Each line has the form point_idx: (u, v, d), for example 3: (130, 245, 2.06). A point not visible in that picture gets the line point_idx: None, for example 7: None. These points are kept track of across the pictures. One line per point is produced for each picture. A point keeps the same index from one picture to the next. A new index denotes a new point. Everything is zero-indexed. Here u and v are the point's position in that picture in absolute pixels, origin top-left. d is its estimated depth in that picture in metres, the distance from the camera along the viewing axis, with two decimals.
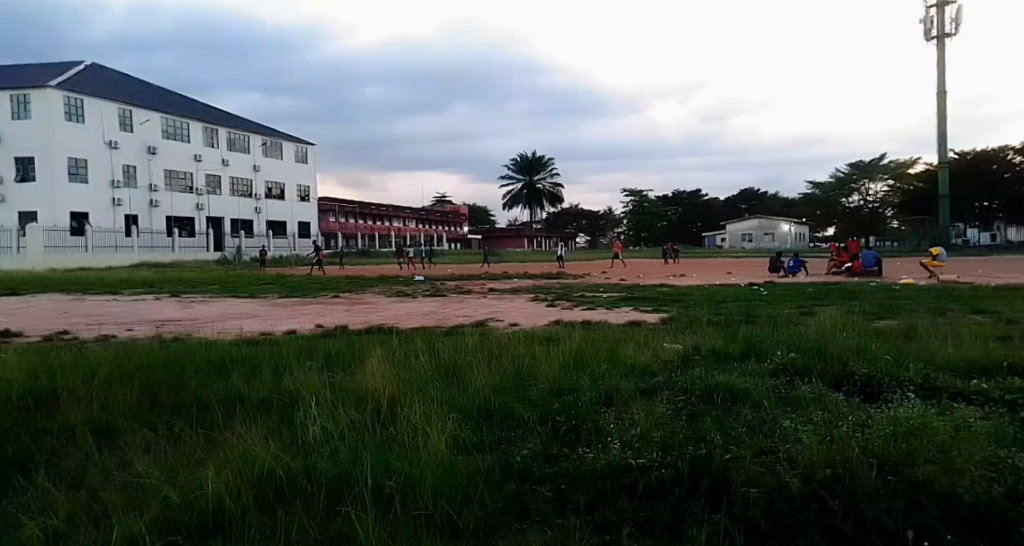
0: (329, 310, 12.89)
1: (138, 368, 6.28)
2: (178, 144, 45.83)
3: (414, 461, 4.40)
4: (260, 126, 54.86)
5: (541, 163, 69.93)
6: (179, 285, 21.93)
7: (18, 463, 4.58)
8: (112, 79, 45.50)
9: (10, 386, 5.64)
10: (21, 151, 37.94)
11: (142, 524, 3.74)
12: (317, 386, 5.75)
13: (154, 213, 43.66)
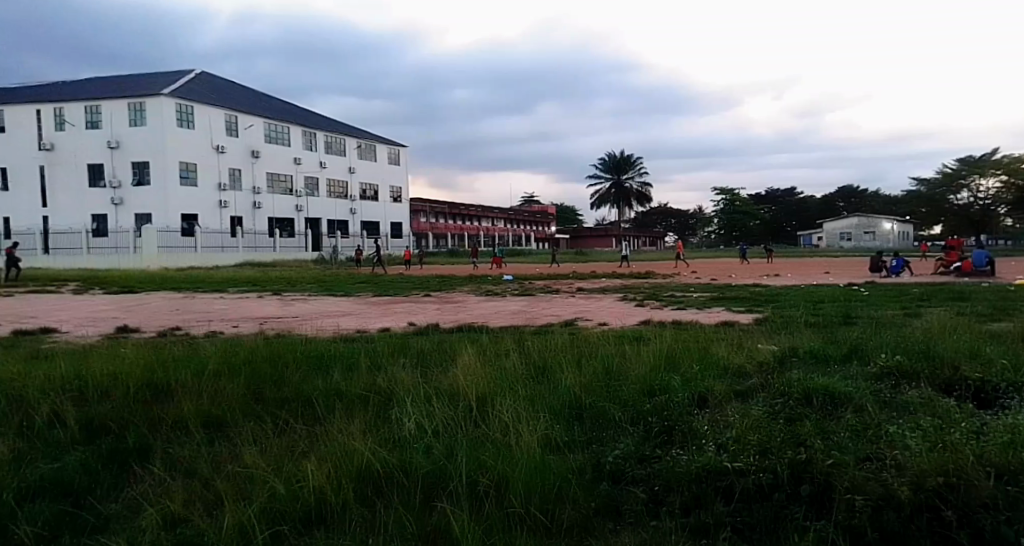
0: (421, 308, 13.16)
1: (243, 364, 6.65)
2: (278, 148, 47.91)
3: (507, 459, 4.49)
4: (354, 129, 56.60)
5: (630, 161, 69.16)
6: (278, 284, 22.81)
7: (139, 453, 4.94)
8: (221, 87, 48.05)
9: (132, 379, 6.09)
10: (138, 156, 40.55)
11: (252, 513, 3.97)
12: (411, 383, 5.95)
13: (256, 215, 45.88)
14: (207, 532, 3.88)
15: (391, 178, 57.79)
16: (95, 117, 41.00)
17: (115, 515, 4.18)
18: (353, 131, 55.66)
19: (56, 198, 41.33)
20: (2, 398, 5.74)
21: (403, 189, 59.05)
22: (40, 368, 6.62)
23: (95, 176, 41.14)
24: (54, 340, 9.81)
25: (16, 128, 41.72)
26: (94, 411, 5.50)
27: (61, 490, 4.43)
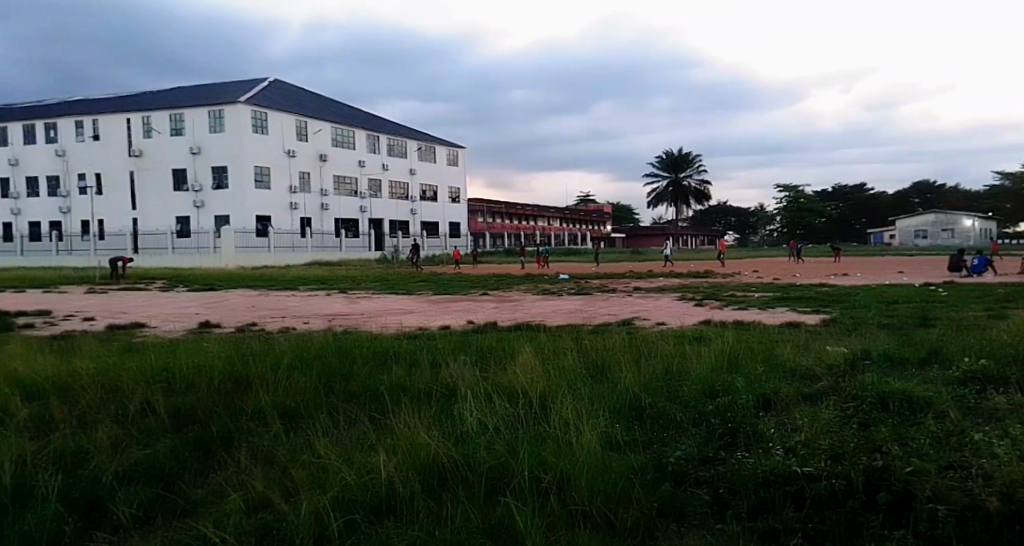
0: (480, 307, 13.21)
1: (315, 358, 6.79)
2: (344, 151, 48.84)
3: (569, 456, 4.45)
4: (416, 132, 57.15)
5: (688, 159, 68.17)
6: (342, 284, 23.18)
7: (220, 441, 5.07)
8: (292, 93, 49.39)
9: (209, 372, 6.27)
10: (216, 161, 41.99)
11: (326, 501, 4.01)
12: (474, 380, 5.97)
13: (324, 216, 46.93)
14: (284, 518, 3.93)
15: (450, 179, 58.11)
16: (178, 124, 42.63)
17: (200, 498, 4.28)
18: (415, 134, 56.16)
19: (144, 202, 43.09)
20: (86, 386, 5.96)
21: (461, 189, 59.32)
22: (129, 360, 6.87)
23: (179, 181, 42.70)
24: (137, 335, 10.21)
25: (108, 136, 43.88)
26: (180, 400, 5.67)
27: (152, 475, 4.59)
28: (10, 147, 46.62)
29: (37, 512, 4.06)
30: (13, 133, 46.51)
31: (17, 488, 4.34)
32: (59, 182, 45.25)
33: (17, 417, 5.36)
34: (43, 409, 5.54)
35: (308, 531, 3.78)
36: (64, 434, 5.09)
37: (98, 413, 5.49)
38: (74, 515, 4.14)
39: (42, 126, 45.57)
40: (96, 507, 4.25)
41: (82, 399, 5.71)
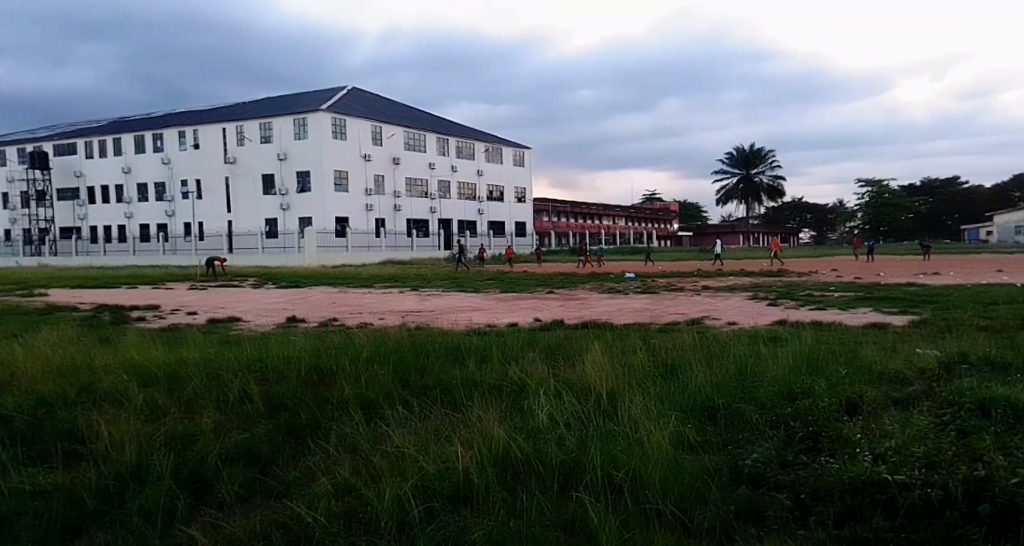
0: (548, 305, 13.16)
1: (391, 353, 6.87)
2: (416, 155, 49.63)
3: (641, 454, 4.32)
4: (484, 134, 57.39)
5: (760, 155, 66.52)
6: (414, 281, 23.53)
7: (306, 428, 5.15)
8: (367, 99, 50.70)
9: (288, 364, 6.39)
10: (299, 166, 43.92)
11: (405, 490, 4.02)
12: (543, 377, 5.92)
13: (397, 217, 47.94)
14: (368, 504, 3.97)
15: (516, 179, 58.09)
16: (268, 132, 44.80)
17: (291, 482, 4.37)
18: (483, 136, 56.39)
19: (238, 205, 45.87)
20: (170, 375, 6.16)
21: (526, 189, 59.23)
22: (225, 351, 7.08)
23: (269, 186, 45.13)
24: (231, 327, 10.60)
25: (207, 145, 46.50)
26: (272, 389, 5.79)
27: (250, 458, 4.71)
28: (122, 156, 49.94)
29: (152, 490, 4.21)
30: (124, 143, 49.89)
31: (134, 466, 4.51)
32: (165, 188, 48.25)
33: (132, 400, 5.57)
34: (153, 393, 5.72)
35: (391, 519, 3.81)
36: (173, 417, 5.26)
37: (200, 399, 5.65)
38: (183, 493, 4.29)
39: (150, 136, 48.69)
40: (202, 488, 4.39)
41: (185, 386, 5.89)
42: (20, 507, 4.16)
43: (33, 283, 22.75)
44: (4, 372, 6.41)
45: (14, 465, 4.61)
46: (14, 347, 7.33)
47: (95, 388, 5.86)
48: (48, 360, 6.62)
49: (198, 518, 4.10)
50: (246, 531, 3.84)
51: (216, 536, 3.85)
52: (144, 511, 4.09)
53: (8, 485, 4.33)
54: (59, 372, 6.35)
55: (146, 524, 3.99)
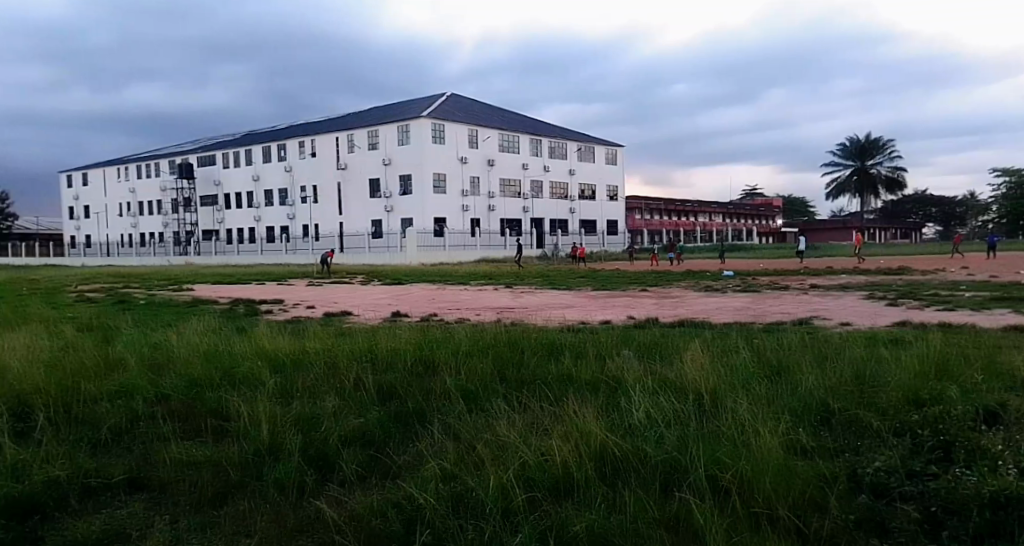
0: (644, 303, 12.82)
1: (490, 347, 6.82)
2: (510, 156, 49.94)
3: (751, 455, 4.05)
4: (577, 133, 56.95)
5: (876, 145, 63.04)
6: (511, 278, 23.53)
7: (411, 416, 5.16)
8: (466, 104, 51.57)
9: (390, 356, 6.45)
10: (402, 169, 45.44)
11: (508, 478, 3.94)
12: (641, 375, 5.72)
13: (491, 217, 48.37)
14: (474, 490, 3.89)
15: (610, 177, 57.33)
16: (375, 140, 46.91)
17: (402, 465, 4.37)
18: (576, 135, 55.98)
19: (348, 208, 48.18)
20: (280, 364, 6.33)
21: (619, 187, 58.32)
22: (343, 342, 7.23)
23: (375, 189, 47.05)
24: (343, 321, 10.95)
25: (322, 153, 49.36)
26: (382, 378, 5.85)
27: (364, 441, 4.74)
28: (252, 165, 53.63)
29: (281, 466, 4.30)
30: (254, 154, 53.48)
31: (267, 442, 4.58)
32: (287, 193, 51.36)
33: (263, 383, 5.71)
34: (282, 379, 5.84)
35: (494, 504, 3.75)
36: (297, 400, 5.36)
37: (318, 385, 5.75)
38: (309, 469, 4.35)
39: (275, 147, 52.08)
40: (324, 466, 4.43)
41: (307, 375, 6.00)
42: (173, 475, 4.29)
43: (172, 279, 24.47)
44: (156, 354, 6.71)
45: (168, 438, 4.79)
46: (170, 335, 7.73)
47: (233, 371, 6.05)
48: (195, 346, 6.91)
49: (324, 492, 4.14)
50: (363, 507, 3.86)
51: (339, 511, 3.88)
52: (276, 483, 4.17)
53: (140, 459, 4.50)
54: (179, 354, 6.65)
55: (276, 496, 4.07)
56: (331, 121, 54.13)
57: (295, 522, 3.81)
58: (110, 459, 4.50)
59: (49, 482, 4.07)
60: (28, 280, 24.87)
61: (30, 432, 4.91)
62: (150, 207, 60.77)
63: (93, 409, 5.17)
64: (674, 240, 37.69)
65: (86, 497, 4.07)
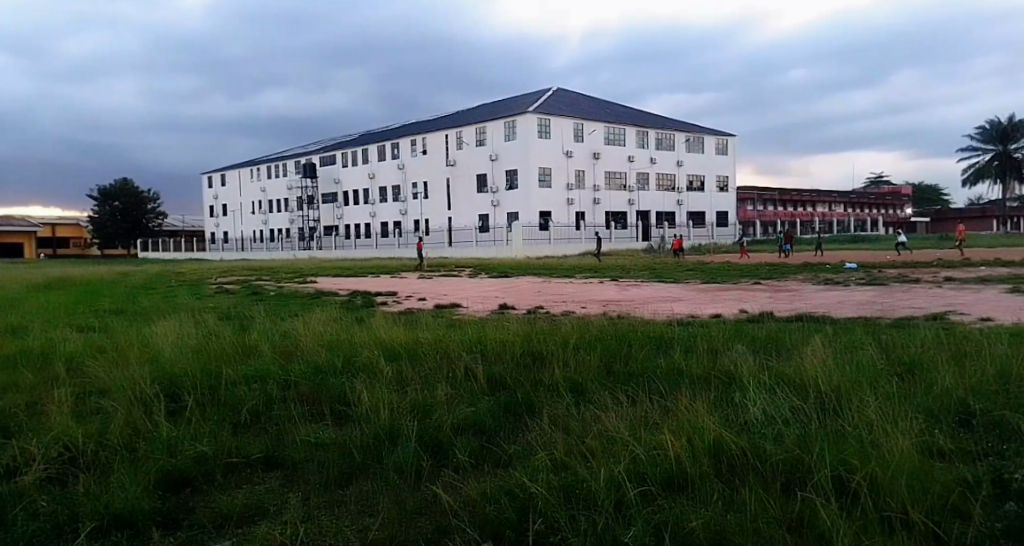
0: (756, 296, 12.44)
1: (598, 341, 6.82)
2: (616, 149, 49.45)
3: (879, 456, 3.85)
4: (686, 124, 55.55)
5: (1021, 127, 57.79)
6: (616, 272, 23.45)
7: (523, 406, 5.25)
8: (572, 99, 51.46)
9: (502, 347, 6.58)
10: (508, 165, 46.02)
11: (620, 472, 3.93)
12: (755, 370, 5.56)
13: (596, 210, 48.04)
14: (585, 481, 3.92)
15: (720, 168, 55.54)
16: (482, 136, 47.69)
17: (513, 453, 4.44)
18: (684, 125, 54.62)
19: (457, 203, 49.30)
20: (397, 354, 6.56)
21: (730, 178, 56.39)
22: (453, 333, 7.43)
23: (482, 184, 47.85)
24: (454, 312, 11.29)
25: (432, 151, 50.74)
26: (493, 369, 5.99)
27: (477, 429, 4.86)
28: (368, 164, 55.94)
29: (400, 451, 4.46)
30: (369, 153, 55.74)
31: (387, 428, 4.78)
32: (400, 190, 53.21)
33: (382, 371, 5.96)
34: (398, 368, 6.07)
35: (607, 496, 3.76)
36: (413, 388, 5.56)
37: (433, 374, 5.94)
38: (425, 454, 4.50)
39: (389, 146, 54.04)
40: (439, 452, 4.57)
41: (423, 363, 6.22)
42: (304, 454, 4.55)
43: (298, 272, 25.99)
44: (286, 342, 7.14)
45: (299, 419, 5.10)
46: (299, 324, 8.20)
47: (355, 360, 6.34)
48: (321, 335, 7.30)
49: (440, 478, 4.29)
50: (478, 493, 3.96)
51: (455, 496, 4.02)
52: (396, 466, 4.35)
53: (275, 439, 4.81)
54: (305, 343, 7.01)
55: (396, 479, 4.24)
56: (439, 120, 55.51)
57: (413, 504, 3.96)
58: (250, 438, 4.85)
59: (197, 457, 4.43)
60: (173, 272, 27.08)
61: (180, 411, 5.35)
62: (276, 206, 64.62)
63: (233, 393, 5.55)
64: (790, 231, 35.97)
65: (229, 473, 4.40)
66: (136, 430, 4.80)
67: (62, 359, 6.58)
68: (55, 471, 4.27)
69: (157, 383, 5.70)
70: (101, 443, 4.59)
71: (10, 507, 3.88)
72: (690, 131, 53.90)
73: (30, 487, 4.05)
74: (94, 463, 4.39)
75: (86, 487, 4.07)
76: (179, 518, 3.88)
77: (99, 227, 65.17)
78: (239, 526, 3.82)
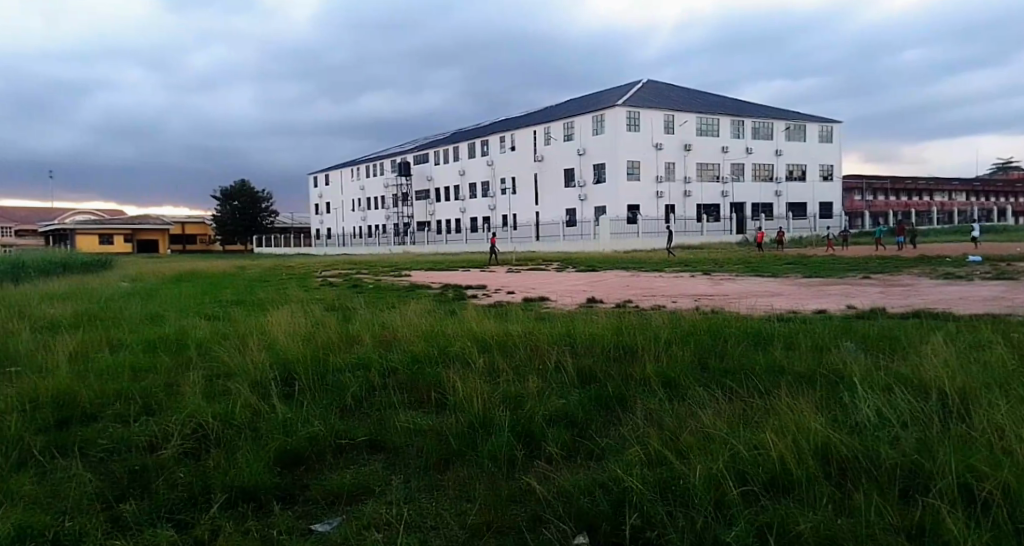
0: (863, 291, 11.77)
1: (691, 336, 6.61)
2: (709, 140, 48.06)
3: (1013, 465, 3.53)
4: (786, 112, 53.32)
5: None
6: (712, 265, 22.80)
7: (615, 400, 5.16)
8: (663, 90, 50.38)
9: (596, 340, 6.48)
10: (596, 159, 45.59)
11: (720, 469, 3.78)
12: (867, 369, 5.23)
13: (687, 202, 46.91)
14: (682, 478, 3.78)
15: (824, 156, 52.97)
16: (570, 131, 47.49)
17: (605, 447, 4.35)
18: (783, 113, 52.44)
19: (545, 198, 49.33)
20: (492, 346, 6.56)
21: (834, 166, 53.69)
22: (544, 327, 7.40)
23: (570, 179, 47.66)
24: (543, 305, 11.30)
25: (520, 147, 50.94)
26: (584, 363, 5.92)
27: (569, 422, 4.80)
28: (459, 161, 56.83)
29: (494, 439, 4.47)
30: (461, 150, 56.64)
31: (480, 417, 4.80)
32: (490, 185, 53.75)
33: (475, 361, 6.01)
34: (490, 358, 6.11)
35: (706, 493, 3.62)
36: (505, 379, 5.57)
37: (523, 366, 5.93)
38: (518, 444, 4.49)
39: (479, 142, 54.68)
40: (532, 443, 4.55)
41: (514, 355, 6.22)
42: (405, 439, 4.63)
43: (395, 267, 26.72)
44: (385, 333, 7.29)
45: (398, 406, 5.19)
46: (399, 315, 8.38)
47: (448, 350, 6.43)
48: (418, 326, 7.42)
49: (533, 468, 4.25)
50: (572, 484, 3.90)
51: (548, 486, 3.96)
52: (491, 455, 4.34)
53: (373, 424, 4.90)
54: (404, 334, 7.13)
55: (491, 467, 4.24)
56: (530, 115, 55.66)
57: (507, 492, 3.95)
58: (353, 422, 4.98)
59: (310, 439, 4.57)
60: (284, 267, 28.47)
61: (292, 394, 5.57)
62: (373, 202, 66.71)
63: (339, 379, 5.73)
64: (902, 222, 33.79)
65: (337, 453, 4.53)
66: (256, 410, 5.00)
67: (193, 345, 7.00)
68: (190, 446, 4.50)
69: (273, 369, 5.95)
70: (227, 421, 4.80)
71: (153, 477, 4.12)
72: (789, 118, 51.68)
73: (169, 459, 4.28)
74: (221, 438, 4.59)
75: (216, 461, 4.26)
76: (296, 494, 4.02)
77: (220, 225, 69.17)
78: (348, 504, 3.93)
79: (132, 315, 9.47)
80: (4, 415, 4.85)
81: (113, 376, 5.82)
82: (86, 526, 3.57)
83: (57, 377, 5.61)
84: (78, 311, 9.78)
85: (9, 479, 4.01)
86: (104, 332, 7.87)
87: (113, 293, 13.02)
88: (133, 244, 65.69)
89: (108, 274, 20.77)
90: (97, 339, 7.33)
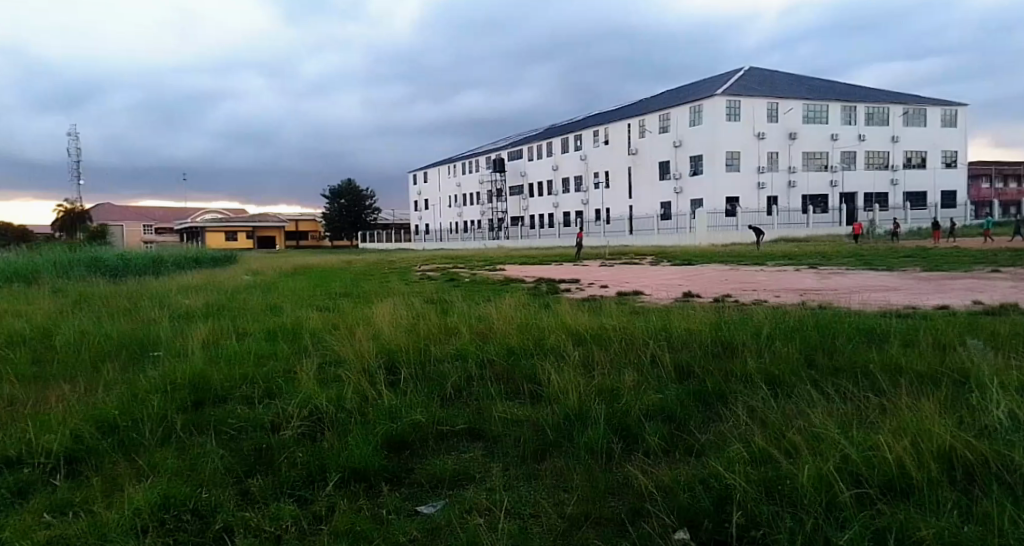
0: (992, 285, 10.90)
1: (795, 332, 6.35)
2: (817, 127, 45.87)
3: None
4: (903, 95, 50.11)
5: None
6: (819, 258, 21.82)
7: (718, 396, 5.03)
8: (766, 78, 48.47)
9: (697, 336, 6.33)
10: (694, 150, 44.41)
11: (831, 467, 3.63)
12: (997, 370, 4.86)
13: (791, 194, 44.97)
14: (790, 477, 3.64)
15: (947, 142, 49.44)
16: (666, 123, 46.48)
17: (706, 443, 4.26)
18: (901, 97, 49.32)
19: (640, 191, 48.57)
20: (591, 339, 6.54)
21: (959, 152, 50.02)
22: (638, 321, 7.31)
23: (665, 171, 46.72)
24: (636, 300, 11.12)
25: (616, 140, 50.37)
26: (681, 357, 5.82)
27: (668, 417, 4.72)
28: (555, 156, 56.86)
29: (592, 431, 4.46)
30: (557, 145, 56.64)
31: (577, 410, 4.79)
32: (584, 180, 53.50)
33: (570, 354, 6.01)
34: (587, 352, 6.10)
35: (816, 494, 3.48)
36: (601, 373, 5.53)
37: (620, 359, 5.89)
38: (616, 437, 4.46)
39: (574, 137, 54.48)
40: (630, 436, 4.50)
41: (609, 348, 6.19)
42: (504, 429, 4.69)
43: (493, 261, 27.14)
44: (482, 325, 7.41)
45: (496, 397, 5.27)
46: (494, 308, 8.48)
47: (545, 342, 6.47)
48: (514, 319, 7.50)
49: (634, 461, 4.23)
50: (673, 479, 3.85)
51: (650, 479, 3.93)
52: (589, 447, 4.33)
53: (472, 413, 4.98)
54: (500, 327, 7.20)
55: (589, 458, 4.24)
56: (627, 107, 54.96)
57: (607, 484, 3.94)
58: (454, 411, 5.09)
59: (414, 426, 4.72)
60: (387, 262, 29.52)
61: (397, 383, 5.76)
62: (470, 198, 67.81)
63: (439, 369, 5.87)
64: None
65: (439, 440, 4.66)
66: (364, 396, 5.22)
67: (306, 334, 7.37)
68: (307, 428, 4.75)
69: (379, 357, 6.18)
70: (339, 405, 5.03)
71: (276, 455, 4.38)
72: (908, 102, 48.54)
73: (288, 440, 4.53)
74: (334, 422, 4.82)
75: (330, 443, 4.47)
76: (402, 477, 4.17)
77: (328, 222, 72.41)
78: (450, 489, 4.04)
79: (248, 305, 10.12)
80: (147, 396, 5.27)
81: (238, 362, 6.21)
82: (218, 498, 3.84)
83: (189, 362, 6.05)
84: (202, 302, 10.52)
85: (153, 453, 4.38)
86: (226, 321, 8.43)
87: (236, 286, 13.94)
88: (251, 240, 69.85)
89: (231, 268, 22.27)
90: (224, 328, 7.85)
